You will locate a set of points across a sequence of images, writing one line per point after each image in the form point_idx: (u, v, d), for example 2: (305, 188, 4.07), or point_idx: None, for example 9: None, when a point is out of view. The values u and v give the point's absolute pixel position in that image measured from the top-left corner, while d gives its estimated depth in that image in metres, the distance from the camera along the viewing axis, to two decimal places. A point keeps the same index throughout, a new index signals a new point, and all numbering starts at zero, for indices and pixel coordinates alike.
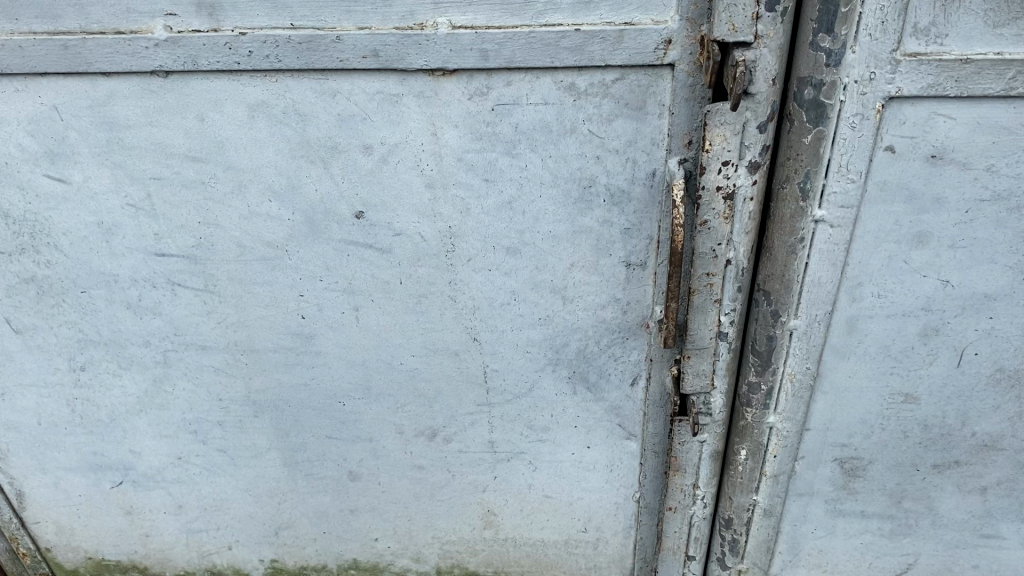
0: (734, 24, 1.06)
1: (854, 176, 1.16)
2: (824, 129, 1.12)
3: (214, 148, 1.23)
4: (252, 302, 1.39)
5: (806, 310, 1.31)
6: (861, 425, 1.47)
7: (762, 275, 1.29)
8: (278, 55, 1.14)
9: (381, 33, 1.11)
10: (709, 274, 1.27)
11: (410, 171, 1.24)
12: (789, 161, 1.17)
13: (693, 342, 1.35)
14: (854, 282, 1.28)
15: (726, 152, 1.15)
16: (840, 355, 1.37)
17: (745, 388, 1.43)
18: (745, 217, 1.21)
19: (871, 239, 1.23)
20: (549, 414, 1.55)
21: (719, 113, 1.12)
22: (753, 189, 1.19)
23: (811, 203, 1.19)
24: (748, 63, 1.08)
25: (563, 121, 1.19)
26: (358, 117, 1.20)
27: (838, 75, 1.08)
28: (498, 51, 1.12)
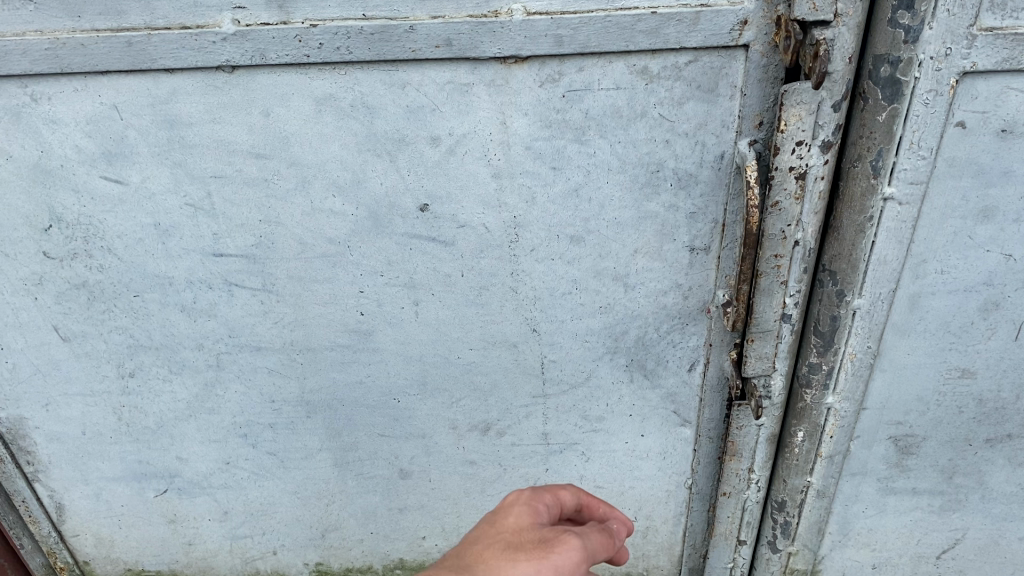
0: (814, 3, 1.05)
1: (925, 153, 1.16)
2: (899, 106, 1.12)
3: (278, 144, 1.22)
4: (310, 301, 1.37)
5: (870, 288, 1.31)
6: (917, 402, 1.48)
7: (828, 254, 1.29)
8: (350, 47, 1.13)
9: (455, 21, 1.10)
10: (777, 256, 1.27)
11: (478, 162, 1.24)
12: (861, 139, 1.16)
13: (757, 325, 1.35)
14: (918, 259, 1.28)
15: (800, 132, 1.15)
16: (899, 333, 1.38)
17: (805, 370, 1.42)
18: (815, 196, 1.21)
19: (937, 214, 1.23)
20: (605, 404, 1.55)
21: (796, 92, 1.11)
22: (825, 168, 1.18)
23: (881, 180, 1.19)
24: (826, 42, 1.07)
25: (633, 106, 1.18)
26: (427, 108, 1.19)
27: (915, 52, 1.08)
28: (573, 36, 1.12)
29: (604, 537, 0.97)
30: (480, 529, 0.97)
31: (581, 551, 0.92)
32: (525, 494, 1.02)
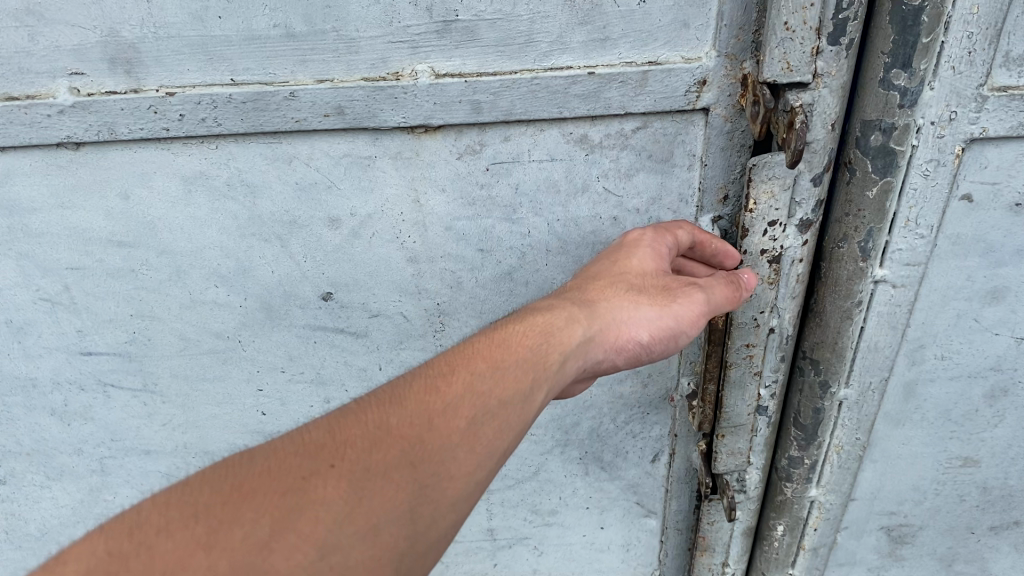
0: (788, 63, 0.84)
1: (923, 231, 0.96)
2: (892, 180, 0.92)
3: (144, 231, 1.00)
4: (201, 400, 1.17)
5: (860, 377, 1.10)
6: (913, 491, 1.27)
7: (808, 341, 1.09)
8: (218, 117, 0.91)
9: (346, 86, 0.89)
10: (748, 346, 1.06)
11: (388, 245, 1.02)
12: (846, 217, 0.96)
13: (728, 420, 1.14)
14: (915, 343, 1.08)
15: (772, 211, 0.94)
16: (892, 423, 1.18)
17: (785, 462, 1.22)
18: (792, 280, 1.01)
19: (938, 297, 1.04)
20: (558, 497, 1.35)
21: (767, 166, 0.91)
22: (803, 249, 0.98)
23: (872, 262, 0.99)
24: (804, 107, 0.86)
25: (572, 181, 0.98)
26: (320, 185, 0.97)
27: (912, 116, 0.87)
28: (493, 103, 0.91)
29: (726, 291, 0.93)
30: (610, 267, 0.95)
31: (704, 305, 0.91)
32: (653, 233, 0.95)
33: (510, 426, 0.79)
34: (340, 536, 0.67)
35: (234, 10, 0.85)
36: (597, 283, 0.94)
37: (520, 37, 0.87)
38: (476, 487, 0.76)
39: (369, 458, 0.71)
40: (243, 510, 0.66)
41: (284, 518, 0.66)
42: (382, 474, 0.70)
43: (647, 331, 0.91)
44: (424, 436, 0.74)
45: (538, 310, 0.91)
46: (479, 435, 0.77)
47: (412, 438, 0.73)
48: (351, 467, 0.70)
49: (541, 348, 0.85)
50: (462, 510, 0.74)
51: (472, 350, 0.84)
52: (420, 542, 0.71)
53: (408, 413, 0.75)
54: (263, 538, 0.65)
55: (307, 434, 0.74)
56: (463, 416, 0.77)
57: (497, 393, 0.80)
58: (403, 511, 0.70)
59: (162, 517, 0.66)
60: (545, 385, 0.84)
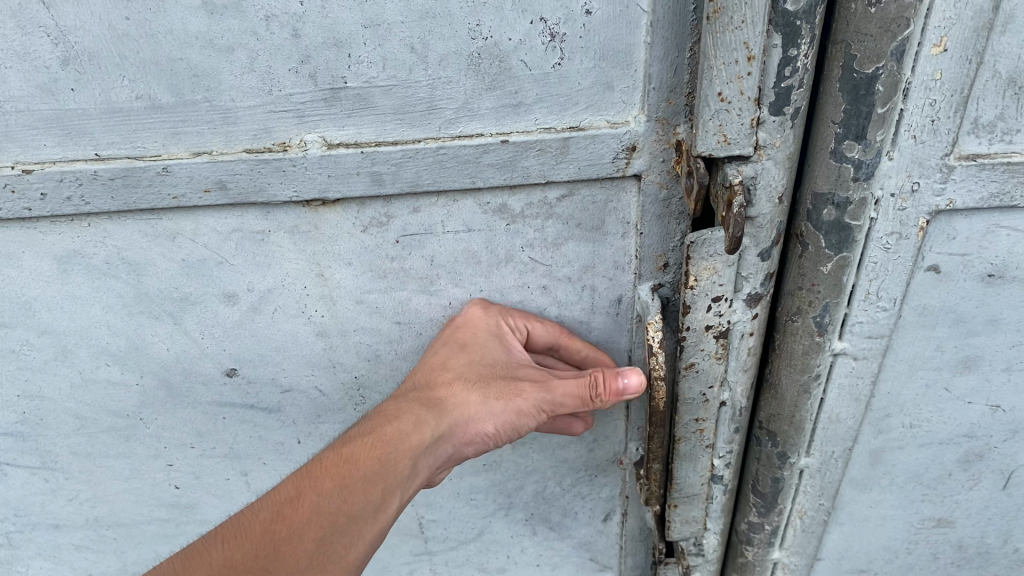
0: (724, 135, 0.73)
1: (885, 304, 0.86)
2: (850, 254, 0.82)
3: (20, 311, 0.90)
4: (108, 475, 1.07)
5: (821, 446, 1.00)
6: (883, 550, 1.13)
7: (763, 413, 0.98)
8: (86, 195, 0.80)
9: (226, 160, 0.78)
10: (697, 420, 0.95)
11: (294, 319, 0.92)
12: (800, 289, 0.85)
13: (679, 491, 1.02)
14: (881, 413, 0.98)
15: (716, 286, 0.83)
16: (858, 487, 1.06)
17: (744, 527, 1.10)
18: (743, 354, 0.90)
19: (904, 369, 0.94)
20: (506, 555, 1.26)
21: (708, 243, 0.79)
22: (753, 322, 0.87)
23: (829, 335, 0.88)
24: (745, 181, 0.76)
25: (493, 251, 0.88)
26: (210, 261, 0.87)
27: (869, 189, 0.77)
28: (396, 174, 0.80)
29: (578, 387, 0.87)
30: (446, 358, 0.88)
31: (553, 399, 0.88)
32: (494, 321, 0.89)
33: (361, 533, 0.79)
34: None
35: (88, 82, 0.74)
36: (445, 376, 0.88)
37: (420, 103, 0.76)
38: None
39: None
40: None
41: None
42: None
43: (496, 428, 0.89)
44: (272, 567, 0.73)
45: (382, 414, 0.86)
46: (329, 555, 0.76)
47: (259, 571, 0.73)
48: None
49: (391, 461, 0.82)
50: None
51: (318, 464, 0.82)
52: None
53: (253, 549, 0.75)
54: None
55: None
56: (312, 537, 0.76)
57: (345, 507, 0.78)
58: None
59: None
60: (398, 491, 0.82)
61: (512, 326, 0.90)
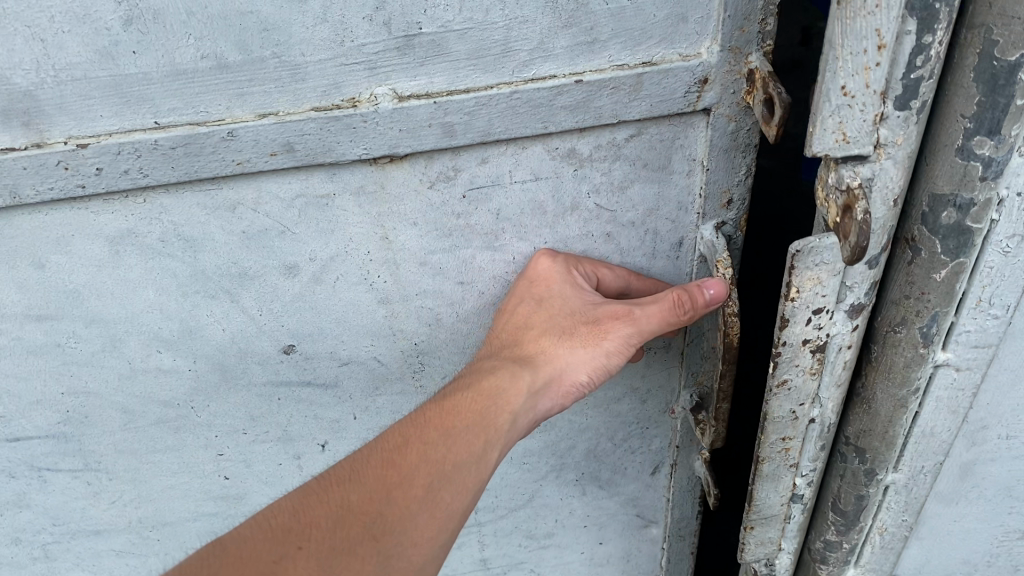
0: (844, 134, 0.66)
1: (997, 311, 0.80)
2: (964, 260, 0.75)
3: (68, 301, 0.86)
4: (155, 472, 1.03)
5: (910, 461, 0.93)
6: (962, 564, 1.09)
7: (851, 429, 0.91)
8: (144, 168, 0.76)
9: (295, 120, 0.75)
10: (783, 440, 0.89)
11: (355, 287, 0.90)
12: (906, 299, 0.79)
13: (757, 511, 0.97)
14: (976, 424, 0.93)
15: (817, 298, 0.76)
16: (943, 500, 1.00)
17: (820, 546, 1.03)
18: (837, 368, 0.84)
19: (1008, 378, 0.89)
20: (554, 520, 1.25)
21: (813, 253, 0.72)
22: (852, 335, 0.81)
23: (933, 346, 0.82)
24: (862, 184, 0.69)
25: (560, 200, 0.86)
26: (272, 231, 0.84)
27: (995, 187, 0.71)
28: (468, 124, 0.78)
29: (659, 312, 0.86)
30: (527, 317, 0.89)
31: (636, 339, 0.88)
32: (563, 268, 0.88)
33: (464, 487, 0.80)
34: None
35: (151, 43, 0.70)
36: (530, 334, 0.89)
37: (495, 46, 0.74)
38: (438, 550, 0.78)
39: (334, 538, 0.72)
40: None
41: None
42: (352, 547, 0.72)
43: (586, 371, 0.89)
44: (385, 510, 0.75)
45: (477, 370, 0.88)
46: (438, 501, 0.78)
47: (373, 512, 0.75)
48: (319, 547, 0.72)
49: (489, 413, 0.84)
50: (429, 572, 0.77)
51: (421, 416, 0.84)
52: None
53: (364, 487, 0.76)
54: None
55: (272, 518, 0.74)
56: (421, 484, 0.78)
57: (450, 458, 0.80)
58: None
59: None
60: (496, 443, 0.84)
61: (582, 273, 0.89)
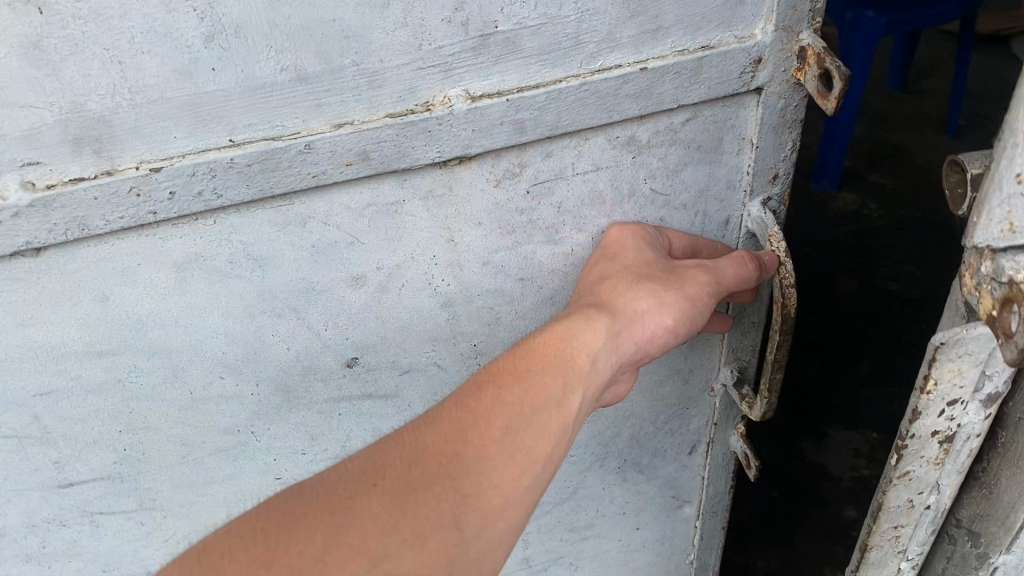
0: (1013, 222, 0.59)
1: None
2: None
3: (130, 333, 0.83)
4: (210, 505, 1.00)
5: None
6: None
7: (965, 510, 0.81)
8: (217, 188, 0.75)
9: (371, 127, 0.75)
10: (897, 528, 0.83)
11: (420, 293, 0.89)
12: None
13: None
14: None
15: (955, 388, 0.71)
16: None
17: None
18: (965, 456, 0.77)
19: None
20: (595, 510, 1.27)
21: (958, 341, 0.67)
22: (983, 423, 0.74)
23: None
24: None
25: (618, 189, 0.88)
26: (340, 243, 0.83)
27: None
28: (538, 119, 0.79)
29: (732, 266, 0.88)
30: (597, 279, 0.88)
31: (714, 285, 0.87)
32: (632, 230, 0.89)
33: (546, 430, 0.76)
34: (393, 546, 0.65)
35: (232, 59, 0.68)
36: (608, 287, 0.86)
37: (566, 40, 0.75)
38: (524, 495, 0.73)
39: (409, 474, 0.69)
40: (299, 537, 0.65)
41: (339, 533, 0.65)
42: (423, 487, 0.69)
43: (668, 315, 0.86)
44: (462, 450, 0.72)
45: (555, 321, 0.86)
46: (517, 443, 0.74)
47: (450, 453, 0.72)
48: (396, 483, 0.69)
49: (566, 358, 0.80)
50: (510, 518, 0.71)
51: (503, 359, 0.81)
52: (472, 549, 0.68)
53: (441, 428, 0.73)
54: (319, 556, 0.64)
55: (353, 460, 0.72)
56: (499, 426, 0.74)
57: (527, 400, 0.77)
58: (449, 519, 0.68)
59: (218, 547, 0.65)
60: (577, 387, 0.80)
61: (653, 235, 0.89)
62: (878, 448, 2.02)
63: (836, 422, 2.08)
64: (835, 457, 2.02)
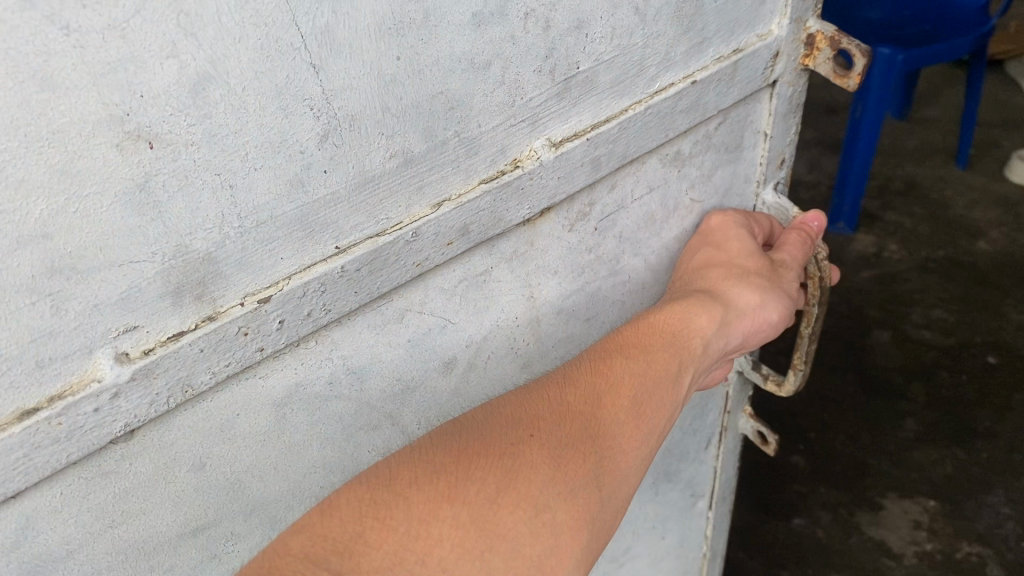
0: None
1: None
2: None
3: (228, 497, 0.71)
4: None
5: None
6: None
7: None
8: (326, 303, 0.66)
9: (471, 198, 0.70)
10: None
11: (504, 360, 0.84)
12: None
13: None
14: None
15: None
16: None
17: None
18: None
19: None
20: (632, 533, 1.25)
21: None
22: None
23: None
24: None
25: (666, 205, 0.88)
26: (434, 330, 0.76)
27: None
28: (611, 152, 0.77)
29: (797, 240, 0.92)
30: (703, 262, 0.90)
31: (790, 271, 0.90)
32: (738, 214, 0.92)
33: (663, 406, 0.76)
34: (550, 497, 0.64)
35: (344, 156, 0.61)
36: (712, 272, 0.88)
37: (633, 67, 0.74)
38: (641, 466, 0.72)
39: (561, 429, 0.69)
40: (472, 472, 0.64)
41: (507, 478, 0.64)
42: (576, 443, 0.68)
43: (758, 297, 0.87)
44: (597, 411, 0.71)
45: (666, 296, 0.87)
46: (641, 417, 0.74)
47: (587, 411, 0.71)
48: (549, 436, 0.68)
49: (677, 335, 0.81)
50: (633, 481, 0.72)
51: (628, 328, 0.81)
52: (607, 508, 0.68)
53: (581, 387, 0.73)
54: (492, 497, 0.63)
55: (505, 405, 0.71)
56: (628, 395, 0.74)
57: (653, 374, 0.77)
58: (594, 478, 0.67)
59: (402, 472, 0.63)
60: (689, 368, 0.80)
61: (751, 227, 0.92)
62: (938, 518, 2.00)
63: (889, 492, 2.05)
64: (893, 531, 1.98)
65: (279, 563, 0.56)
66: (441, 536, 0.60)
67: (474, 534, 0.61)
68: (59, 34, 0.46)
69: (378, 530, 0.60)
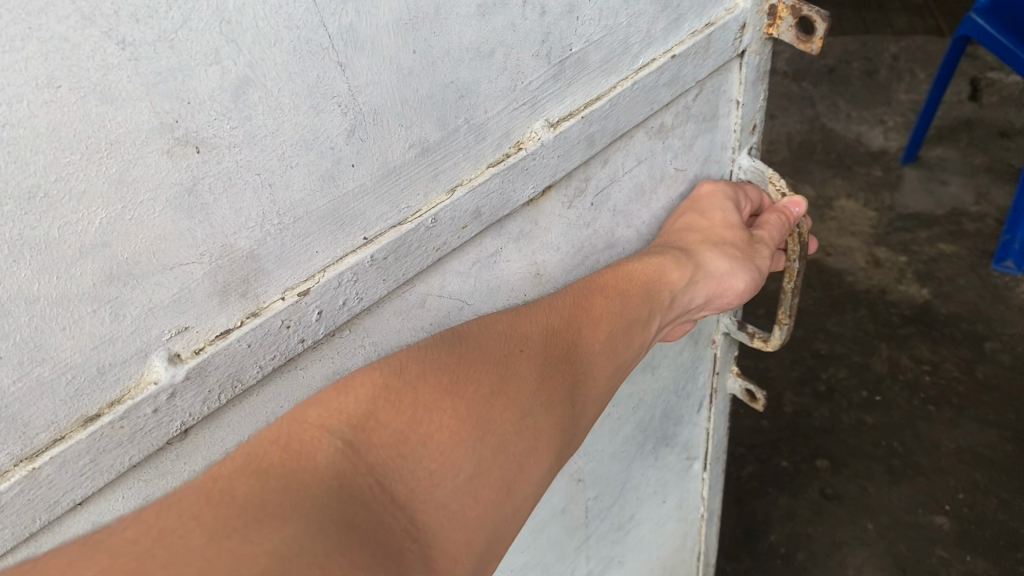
0: None
1: None
2: None
3: None
4: None
5: None
6: None
7: None
8: (359, 292, 0.69)
9: (483, 183, 0.73)
10: None
11: None
12: None
13: None
14: None
15: None
16: None
17: None
18: None
19: None
20: (637, 499, 1.30)
21: None
22: None
23: None
24: None
25: (654, 175, 0.93)
26: (453, 312, 0.80)
27: None
28: (603, 129, 0.81)
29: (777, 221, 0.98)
30: (686, 223, 0.95)
31: (764, 245, 0.97)
32: (729, 184, 0.97)
33: (628, 346, 0.82)
34: (534, 408, 0.68)
35: (369, 149, 0.64)
36: (690, 235, 0.94)
37: (619, 46, 0.79)
38: (601, 396, 0.78)
39: (545, 351, 0.73)
40: (469, 374, 0.66)
41: (501, 385, 0.67)
42: (557, 366, 0.73)
43: (728, 265, 0.94)
44: (575, 340, 0.76)
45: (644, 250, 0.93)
46: (608, 351, 0.79)
47: (568, 339, 0.75)
48: (536, 355, 0.71)
49: (652, 283, 0.86)
50: (593, 411, 0.77)
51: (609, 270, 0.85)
52: (573, 427, 0.72)
53: (563, 314, 0.77)
54: (486, 399, 0.66)
55: (497, 319, 0.73)
56: (603, 333, 0.79)
57: (625, 314, 0.82)
58: (568, 398, 0.72)
59: (409, 363, 0.64)
60: (656, 318, 0.86)
61: (738, 198, 0.97)
62: None
63: None
64: None
65: (292, 428, 0.56)
66: (442, 424, 0.62)
67: (470, 427, 0.63)
68: (115, 49, 0.48)
69: (386, 408, 0.60)
